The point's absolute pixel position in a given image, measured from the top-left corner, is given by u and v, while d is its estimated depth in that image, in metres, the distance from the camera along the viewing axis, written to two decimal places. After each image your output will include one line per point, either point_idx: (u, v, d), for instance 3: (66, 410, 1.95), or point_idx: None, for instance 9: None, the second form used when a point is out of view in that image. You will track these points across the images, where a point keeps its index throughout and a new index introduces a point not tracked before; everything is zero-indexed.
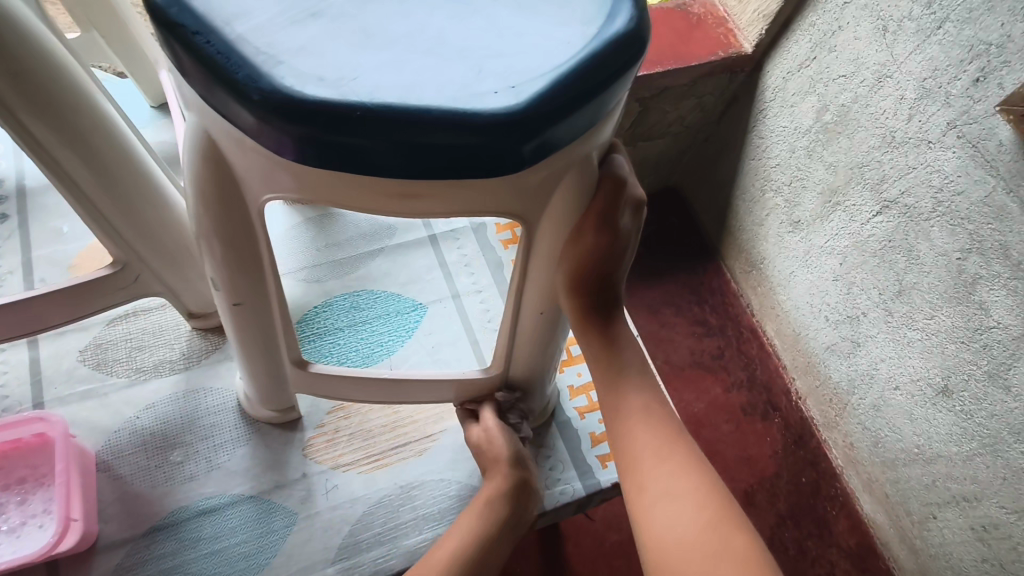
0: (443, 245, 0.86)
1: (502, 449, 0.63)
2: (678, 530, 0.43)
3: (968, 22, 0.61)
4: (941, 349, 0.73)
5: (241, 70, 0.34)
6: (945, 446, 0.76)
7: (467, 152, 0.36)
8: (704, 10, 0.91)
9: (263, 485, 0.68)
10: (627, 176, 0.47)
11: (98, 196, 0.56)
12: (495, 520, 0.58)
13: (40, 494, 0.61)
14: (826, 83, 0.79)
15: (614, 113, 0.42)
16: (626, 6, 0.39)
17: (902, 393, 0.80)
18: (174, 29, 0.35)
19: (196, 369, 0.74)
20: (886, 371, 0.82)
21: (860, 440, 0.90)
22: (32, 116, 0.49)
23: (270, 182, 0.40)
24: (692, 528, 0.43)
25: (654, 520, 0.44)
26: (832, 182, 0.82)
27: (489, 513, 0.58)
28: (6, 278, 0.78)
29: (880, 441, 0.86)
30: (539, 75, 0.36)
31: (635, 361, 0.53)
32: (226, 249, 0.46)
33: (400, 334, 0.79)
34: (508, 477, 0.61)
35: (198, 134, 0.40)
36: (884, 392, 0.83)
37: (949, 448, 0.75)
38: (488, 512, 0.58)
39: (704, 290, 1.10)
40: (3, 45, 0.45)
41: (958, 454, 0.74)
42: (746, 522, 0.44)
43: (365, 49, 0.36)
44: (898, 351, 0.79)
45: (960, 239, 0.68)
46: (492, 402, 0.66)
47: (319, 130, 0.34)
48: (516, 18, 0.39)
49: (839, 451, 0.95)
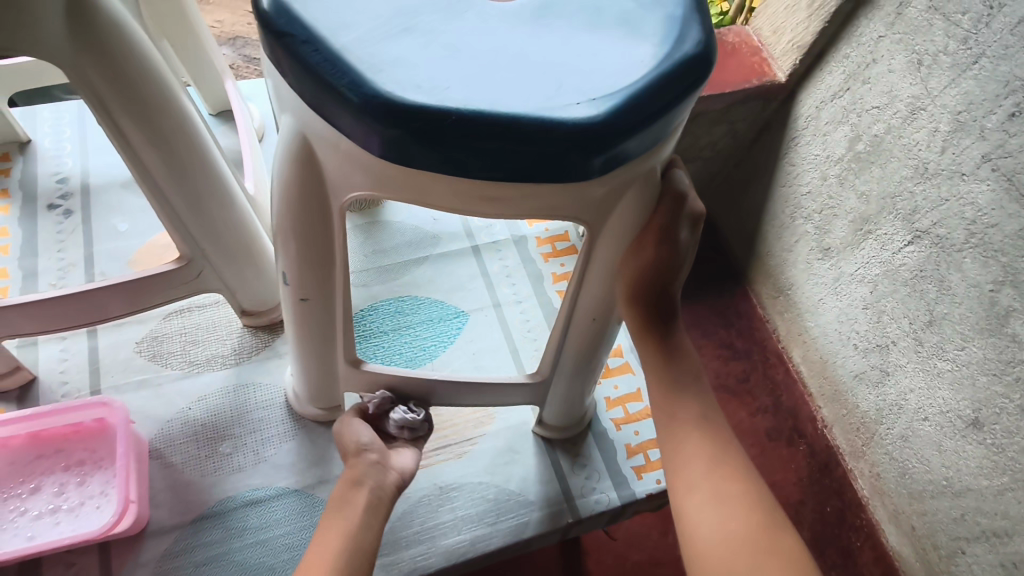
0: (486, 256, 0.88)
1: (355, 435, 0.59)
2: (726, 530, 0.44)
3: (1004, 59, 0.63)
4: (971, 382, 0.73)
5: (345, 77, 0.37)
6: (975, 479, 0.75)
7: (544, 159, 0.38)
8: (738, 39, 0.93)
9: (308, 480, 0.69)
10: (687, 191, 0.50)
11: (172, 193, 0.60)
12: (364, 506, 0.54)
13: (98, 476, 0.63)
14: (858, 114, 0.81)
15: (677, 130, 0.45)
16: (693, 31, 0.42)
17: (931, 423, 0.80)
18: (283, 38, 0.38)
19: (246, 364, 0.76)
20: (915, 401, 0.82)
21: (887, 471, 0.90)
22: (125, 117, 0.53)
23: (353, 182, 0.43)
24: (740, 527, 0.44)
25: (703, 520, 0.45)
26: (863, 211, 0.83)
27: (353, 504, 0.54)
28: (68, 270, 0.81)
29: (908, 472, 0.86)
30: (613, 90, 0.39)
31: (691, 371, 0.53)
32: (301, 245, 0.48)
33: (443, 339, 0.81)
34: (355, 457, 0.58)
35: (293, 135, 0.43)
36: (912, 422, 0.83)
37: (979, 482, 0.75)
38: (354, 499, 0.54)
39: (732, 314, 1.10)
40: (108, 53, 0.49)
41: (988, 489, 0.74)
42: (792, 528, 0.45)
43: (453, 61, 0.39)
44: (928, 382, 0.79)
45: (994, 271, 0.68)
46: (373, 403, 0.62)
47: (412, 133, 0.37)
48: (589, 38, 0.42)
49: (865, 481, 0.94)
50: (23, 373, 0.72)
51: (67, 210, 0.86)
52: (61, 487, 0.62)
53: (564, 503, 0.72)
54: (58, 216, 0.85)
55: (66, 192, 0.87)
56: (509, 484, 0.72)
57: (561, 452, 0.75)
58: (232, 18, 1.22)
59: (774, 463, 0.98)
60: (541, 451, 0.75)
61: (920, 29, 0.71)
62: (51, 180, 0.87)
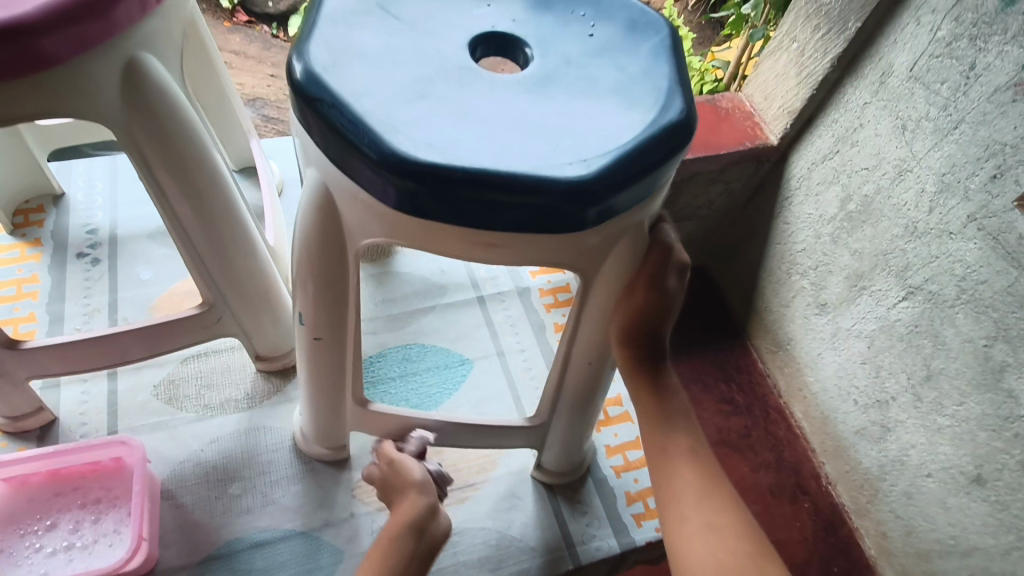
0: (490, 306, 0.92)
1: (411, 471, 0.58)
2: (716, 559, 0.47)
3: (983, 124, 0.65)
4: (972, 438, 0.71)
5: (366, 136, 0.42)
6: (981, 538, 0.72)
7: (542, 212, 0.43)
8: (732, 105, 0.96)
9: (314, 523, 0.71)
10: (674, 244, 0.54)
11: (199, 241, 0.65)
12: (404, 552, 0.53)
13: (112, 515, 0.66)
14: (848, 174, 0.82)
15: (663, 188, 0.49)
16: (677, 101, 0.47)
17: (934, 480, 0.77)
18: (313, 102, 0.44)
19: (258, 409, 0.79)
20: (917, 458, 0.79)
21: (893, 529, 0.85)
22: (163, 172, 0.58)
23: (370, 230, 0.48)
24: (731, 557, 0.46)
25: (695, 549, 0.47)
26: (857, 268, 0.83)
27: (393, 546, 0.53)
28: (92, 315, 0.85)
29: (914, 531, 0.81)
30: (605, 151, 0.43)
31: (681, 408, 0.56)
32: (319, 287, 0.53)
33: (448, 386, 0.84)
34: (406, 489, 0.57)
35: (315, 187, 0.48)
36: (915, 479, 0.79)
37: (986, 540, 0.71)
38: (398, 543, 0.53)
39: (731, 367, 1.06)
40: (154, 116, 0.54)
41: (996, 548, 0.70)
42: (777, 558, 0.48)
43: (464, 124, 0.44)
44: (929, 438, 0.77)
45: (986, 327, 0.68)
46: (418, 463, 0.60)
47: (424, 185, 0.41)
48: (586, 104, 0.47)
49: (872, 541, 0.89)
50: (45, 414, 0.75)
51: (94, 258, 0.90)
52: (77, 524, 0.65)
53: (565, 549, 0.73)
54: (86, 264, 0.90)
55: (94, 242, 0.92)
56: (511, 530, 0.74)
57: (562, 498, 0.77)
58: (253, 81, 1.31)
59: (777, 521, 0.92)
60: (541, 496, 0.77)
61: (903, 97, 0.72)
62: (81, 231, 0.93)
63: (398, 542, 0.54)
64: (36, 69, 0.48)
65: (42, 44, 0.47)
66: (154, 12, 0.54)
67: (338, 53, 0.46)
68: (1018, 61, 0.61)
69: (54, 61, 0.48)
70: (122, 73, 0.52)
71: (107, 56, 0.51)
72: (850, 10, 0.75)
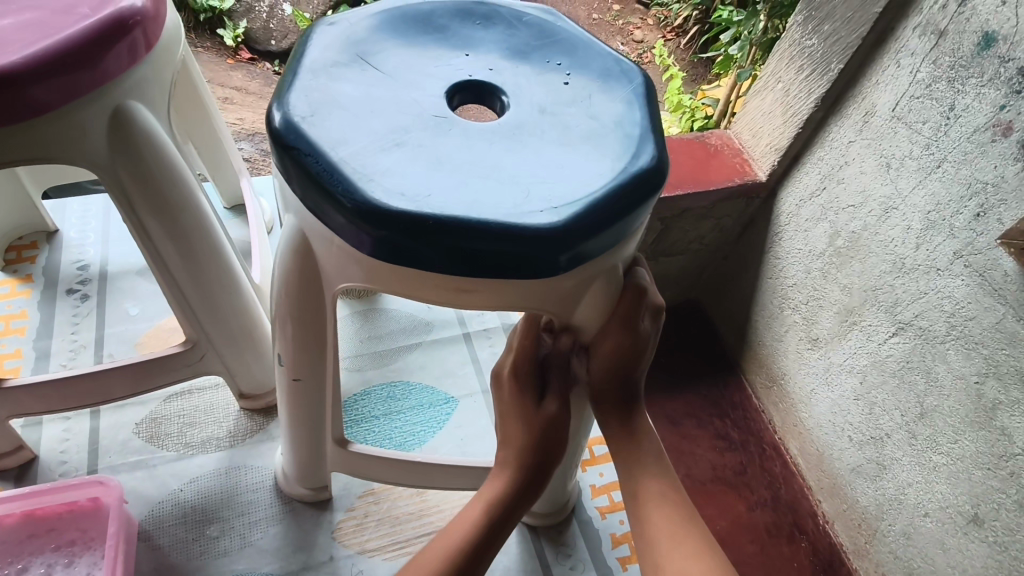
0: (476, 343, 0.92)
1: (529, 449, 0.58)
2: None
3: (965, 163, 0.64)
4: (967, 477, 0.69)
5: (340, 183, 0.43)
6: None
7: (513, 258, 0.43)
8: (721, 142, 0.94)
9: (292, 566, 0.70)
10: (648, 285, 0.54)
11: (183, 280, 0.65)
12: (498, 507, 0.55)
13: (86, 557, 0.65)
14: (835, 212, 0.80)
15: (638, 230, 0.50)
16: (648, 149, 0.48)
17: (932, 520, 0.74)
18: (290, 150, 0.45)
19: (239, 447, 0.78)
20: (914, 495, 0.76)
21: (893, 571, 0.81)
22: (147, 213, 0.59)
23: (346, 274, 0.48)
24: None
25: None
26: (848, 303, 0.81)
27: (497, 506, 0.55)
28: (79, 352, 0.86)
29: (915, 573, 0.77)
30: (574, 198, 0.44)
31: (653, 452, 0.57)
32: (297, 328, 0.53)
33: (431, 425, 0.83)
34: (521, 472, 0.58)
35: (293, 233, 0.49)
36: (914, 518, 0.76)
37: None
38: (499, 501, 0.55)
39: (726, 404, 1.04)
40: (140, 159, 0.56)
41: None
42: None
43: (437, 172, 0.45)
44: (924, 476, 0.74)
45: (977, 363, 0.66)
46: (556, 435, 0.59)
47: (393, 233, 0.42)
48: (557, 151, 0.48)
49: None
50: (25, 452, 0.74)
51: (84, 294, 0.91)
52: (49, 568, 0.64)
53: None
54: (75, 301, 0.90)
55: (85, 278, 0.93)
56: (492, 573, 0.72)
57: (546, 541, 0.75)
58: (253, 116, 1.33)
59: (775, 562, 0.88)
60: (524, 538, 0.75)
61: (886, 136, 0.71)
62: (72, 267, 0.94)
63: (489, 525, 0.54)
64: (26, 117, 0.49)
65: (31, 93, 0.48)
66: (144, 61, 0.55)
67: (317, 103, 0.47)
68: (995, 102, 0.60)
69: (43, 108, 0.49)
70: (109, 120, 0.54)
71: (97, 102, 0.52)
72: (832, 52, 0.74)
